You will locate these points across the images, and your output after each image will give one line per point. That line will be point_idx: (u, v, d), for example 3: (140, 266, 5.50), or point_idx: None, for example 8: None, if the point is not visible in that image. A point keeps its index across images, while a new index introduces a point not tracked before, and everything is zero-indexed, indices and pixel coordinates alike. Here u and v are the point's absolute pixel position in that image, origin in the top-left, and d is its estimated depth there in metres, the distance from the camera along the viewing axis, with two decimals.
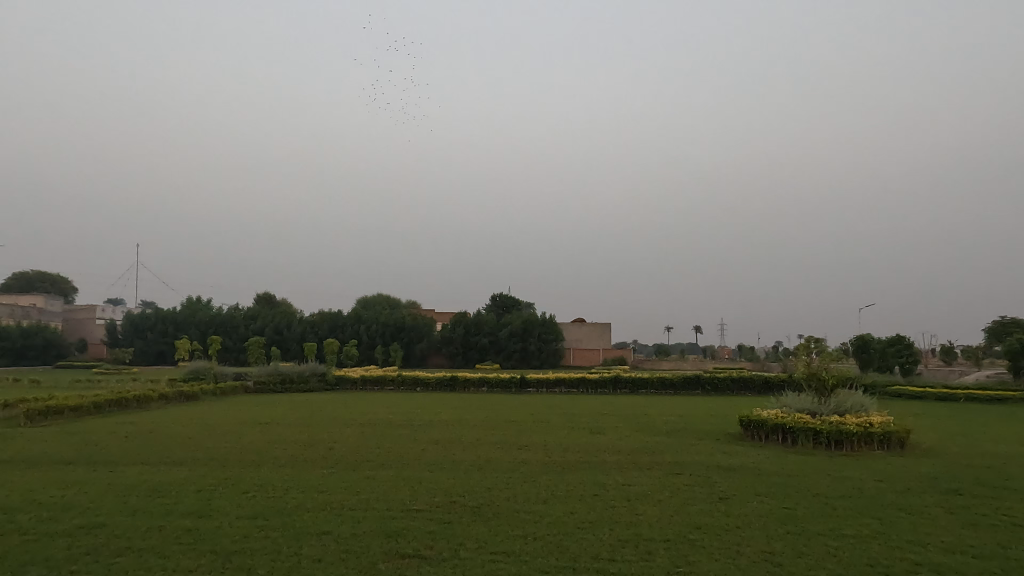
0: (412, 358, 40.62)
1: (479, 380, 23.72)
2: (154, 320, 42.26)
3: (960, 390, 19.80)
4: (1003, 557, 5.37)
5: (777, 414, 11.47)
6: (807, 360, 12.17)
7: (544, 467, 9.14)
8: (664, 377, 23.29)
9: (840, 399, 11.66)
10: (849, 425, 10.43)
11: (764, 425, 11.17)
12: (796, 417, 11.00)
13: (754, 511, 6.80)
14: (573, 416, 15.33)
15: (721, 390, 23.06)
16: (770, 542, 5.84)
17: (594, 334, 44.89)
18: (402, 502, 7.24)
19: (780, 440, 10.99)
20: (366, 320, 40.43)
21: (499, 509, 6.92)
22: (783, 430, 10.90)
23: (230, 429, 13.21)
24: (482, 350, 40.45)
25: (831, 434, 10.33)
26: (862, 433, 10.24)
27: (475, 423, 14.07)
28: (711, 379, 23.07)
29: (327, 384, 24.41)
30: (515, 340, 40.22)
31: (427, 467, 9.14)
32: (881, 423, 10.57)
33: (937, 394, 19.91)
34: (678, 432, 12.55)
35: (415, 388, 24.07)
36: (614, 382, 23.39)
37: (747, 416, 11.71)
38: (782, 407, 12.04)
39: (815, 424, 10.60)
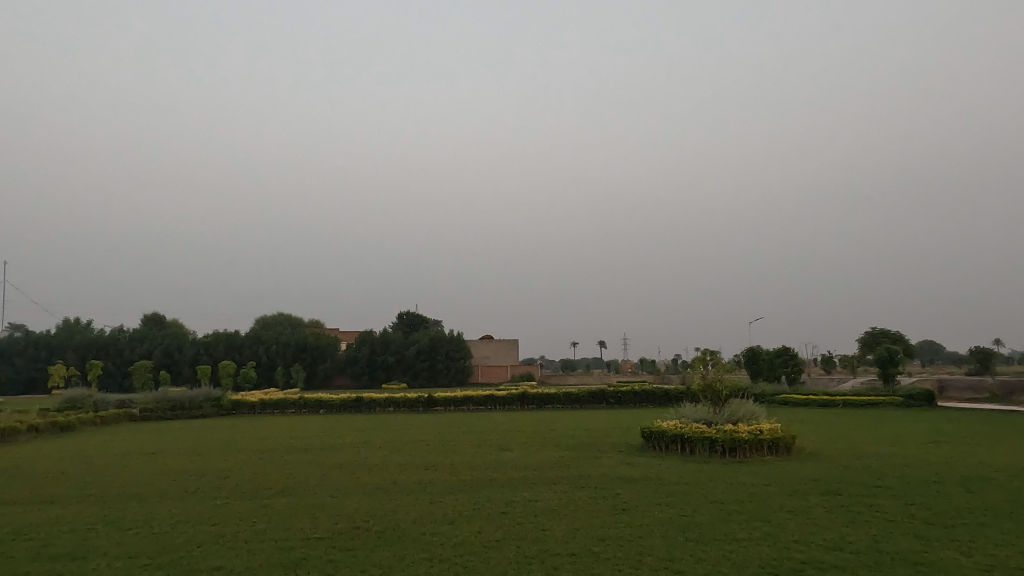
0: (315, 379, 39.24)
1: (385, 400, 23.23)
2: (24, 344, 38.65)
3: (838, 397, 21.37)
4: (876, 551, 5.80)
5: (676, 424, 11.94)
6: (703, 372, 12.75)
7: (452, 487, 9.05)
8: (570, 391, 23.71)
9: (733, 408, 12.29)
10: (741, 432, 10.99)
11: (665, 436, 11.58)
12: (694, 427, 11.47)
13: (655, 520, 7.02)
14: (482, 433, 15.30)
15: (625, 403, 23.76)
16: (670, 549, 6.04)
17: (502, 351, 45.25)
18: (302, 531, 6.93)
19: (680, 450, 11.42)
20: (265, 341, 38.69)
21: (404, 533, 6.77)
22: (682, 439, 11.34)
23: (111, 461, 12.22)
24: (388, 369, 39.72)
25: (726, 441, 10.85)
26: (754, 440, 10.82)
27: (381, 444, 13.74)
28: (615, 393, 23.73)
29: (222, 409, 23.08)
30: (423, 358, 39.83)
31: (330, 492, 8.83)
32: (770, 429, 11.22)
33: (818, 401, 21.40)
34: (583, 446, 12.80)
35: (317, 410, 23.23)
36: (521, 398, 23.57)
37: (648, 428, 12.12)
38: (681, 418, 12.55)
39: (710, 433, 11.10)
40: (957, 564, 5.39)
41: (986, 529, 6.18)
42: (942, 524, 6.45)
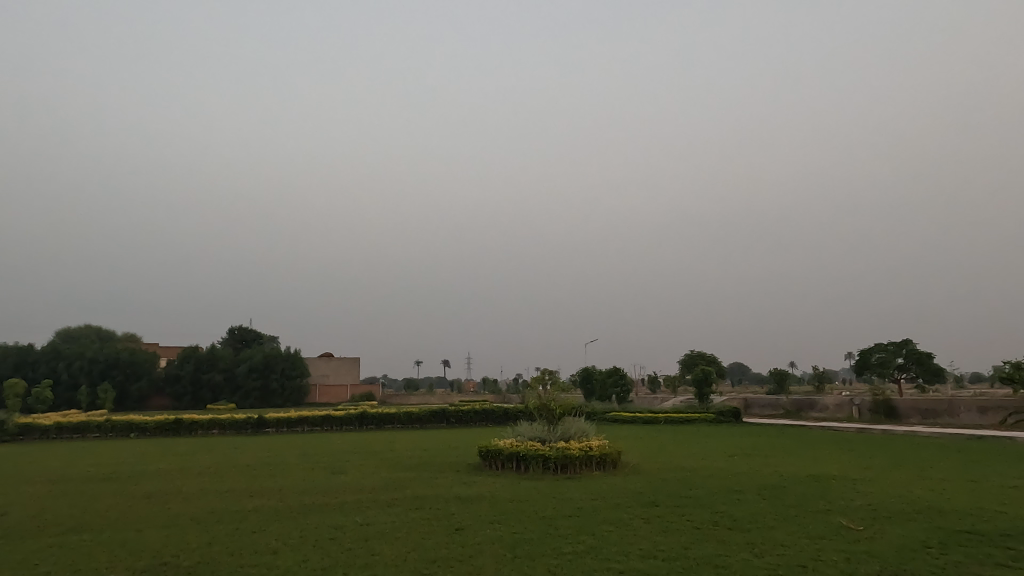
0: (127, 400, 35.32)
1: (210, 422, 21.44)
2: None
3: (661, 414, 23.06)
4: (685, 557, 6.30)
5: (512, 442, 12.21)
6: (540, 391, 13.16)
7: (279, 514, 8.51)
8: (411, 411, 23.43)
9: (566, 426, 12.82)
10: (573, 449, 11.48)
11: (501, 454, 11.81)
12: (529, 445, 11.80)
13: (486, 539, 7.10)
14: (317, 456, 14.62)
15: (465, 422, 23.91)
16: (499, 567, 6.13)
17: (342, 369, 43.77)
18: (97, 571, 6.17)
19: (515, 468, 11.68)
20: (67, 356, 34.29)
21: (219, 566, 6.27)
22: (518, 458, 11.61)
23: None
24: (215, 389, 36.77)
25: (558, 458, 11.27)
26: (584, 456, 11.35)
27: (200, 470, 12.63)
28: (455, 412, 23.80)
29: (6, 435, 20.02)
30: (255, 376, 37.39)
31: (136, 526, 7.95)
32: (599, 445, 11.83)
33: (644, 418, 22.94)
34: (421, 466, 12.68)
35: (127, 434, 20.89)
36: (360, 419, 22.87)
37: (485, 446, 12.29)
38: (517, 436, 12.87)
39: (544, 450, 11.47)
40: (750, 565, 5.99)
41: (775, 532, 6.95)
42: (740, 529, 7.16)
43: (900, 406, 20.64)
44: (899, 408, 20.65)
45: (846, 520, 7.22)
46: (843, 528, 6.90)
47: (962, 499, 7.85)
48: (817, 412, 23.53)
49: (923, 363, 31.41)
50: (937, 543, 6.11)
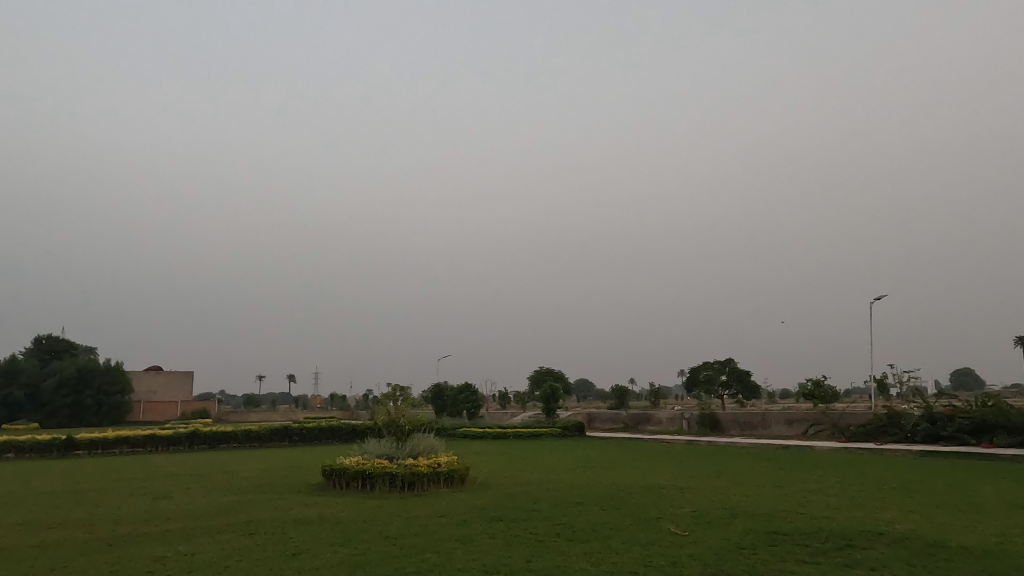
0: None
1: (5, 445, 18.71)
2: None
3: (509, 430, 23.48)
4: (526, 570, 6.44)
5: (358, 460, 11.84)
6: (389, 407, 12.89)
7: (85, 548, 7.56)
8: (250, 429, 21.97)
9: (415, 443, 12.65)
10: (420, 466, 11.35)
11: (346, 473, 11.40)
12: (376, 463, 11.50)
13: (326, 562, 6.80)
14: (137, 480, 13.24)
15: (309, 440, 22.84)
16: None
17: (173, 384, 40.19)
18: None
19: (360, 487, 11.32)
20: None
21: None
22: (363, 476, 11.28)
23: None
24: (13, 407, 32.21)
25: (405, 476, 11.08)
26: (432, 473, 11.25)
27: None
28: (299, 430, 22.67)
29: None
30: (65, 392, 33.24)
31: None
32: (447, 462, 11.80)
33: (493, 433, 23.24)
34: (258, 488, 11.90)
35: None
36: (191, 438, 21.08)
37: (330, 465, 11.80)
38: (364, 454, 12.50)
39: (391, 468, 11.23)
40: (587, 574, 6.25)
41: (611, 541, 7.30)
42: (579, 540, 7.44)
43: (723, 419, 22.64)
44: (722, 421, 22.65)
45: (674, 526, 7.75)
46: (671, 534, 7.40)
47: (770, 503, 8.74)
48: (652, 425, 25.17)
49: (743, 380, 34.79)
50: (750, 544, 6.75)
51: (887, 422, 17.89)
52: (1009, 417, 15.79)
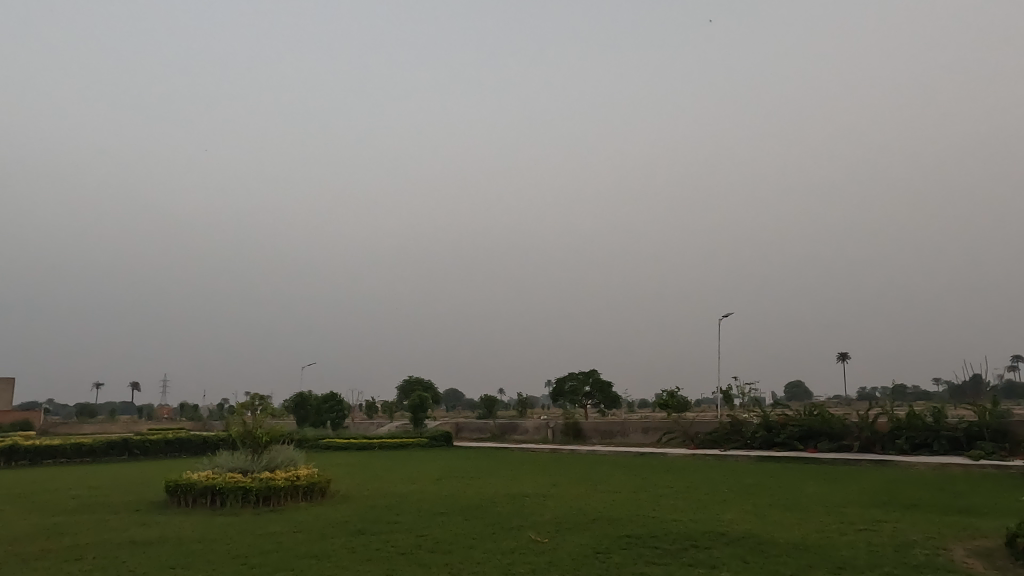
0: None
1: None
2: None
3: (375, 440, 22.94)
4: None
5: (207, 475, 11.04)
6: (245, 418, 12.14)
7: None
8: (82, 442, 19.84)
9: (272, 455, 12.00)
10: (277, 480, 10.77)
11: (193, 488, 10.59)
12: (228, 477, 10.79)
13: None
14: None
15: (152, 454, 20.99)
16: None
17: None
18: None
19: (209, 503, 10.56)
20: None
21: None
22: (212, 492, 10.53)
23: None
24: None
25: (260, 490, 10.48)
26: (290, 487, 10.72)
27: None
28: (141, 443, 20.78)
29: None
30: None
31: None
32: (307, 474, 11.29)
33: (358, 444, 22.60)
34: (89, 508, 10.75)
35: None
36: (7, 454, 18.66)
37: (174, 481, 10.91)
38: (214, 468, 11.68)
39: (244, 482, 10.58)
40: None
41: (473, 550, 7.33)
42: (441, 551, 7.39)
43: (585, 428, 23.53)
44: (584, 429, 23.52)
45: (534, 534, 7.91)
46: (532, 541, 7.54)
47: (625, 508, 9.17)
48: (519, 435, 25.63)
49: (605, 391, 36.39)
50: (605, 548, 7.03)
51: (730, 430, 19.42)
52: (831, 425, 17.70)
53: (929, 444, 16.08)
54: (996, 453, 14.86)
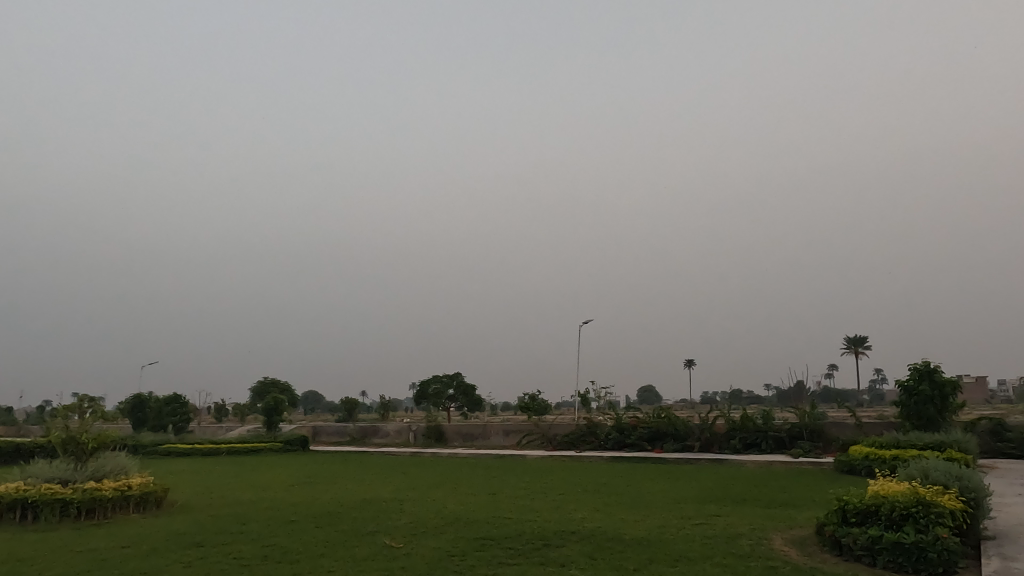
0: None
1: None
2: None
3: (222, 445, 21.48)
4: None
5: (17, 486, 9.78)
6: (67, 422, 10.89)
7: None
8: None
9: (99, 463, 10.85)
10: (104, 490, 9.77)
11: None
12: (43, 488, 9.62)
13: None
14: None
15: None
16: None
17: None
18: None
19: (18, 519, 9.36)
20: None
21: None
22: (23, 505, 9.35)
23: None
24: None
25: (82, 503, 9.45)
26: (119, 498, 9.76)
27: None
28: None
29: None
30: None
31: None
32: (141, 483, 10.32)
33: (203, 450, 21.06)
34: None
35: None
36: None
37: None
38: (27, 478, 10.37)
39: (64, 493, 9.50)
40: None
41: (323, 559, 7.06)
42: (288, 561, 7.05)
43: (447, 431, 23.51)
44: (447, 432, 23.50)
45: (389, 539, 7.76)
46: (385, 547, 7.40)
47: (481, 510, 9.26)
48: (379, 438, 25.11)
49: (468, 394, 36.63)
50: (460, 551, 7.04)
51: (586, 432, 20.25)
52: (676, 427, 18.98)
53: (758, 444, 17.70)
54: (813, 451, 16.65)
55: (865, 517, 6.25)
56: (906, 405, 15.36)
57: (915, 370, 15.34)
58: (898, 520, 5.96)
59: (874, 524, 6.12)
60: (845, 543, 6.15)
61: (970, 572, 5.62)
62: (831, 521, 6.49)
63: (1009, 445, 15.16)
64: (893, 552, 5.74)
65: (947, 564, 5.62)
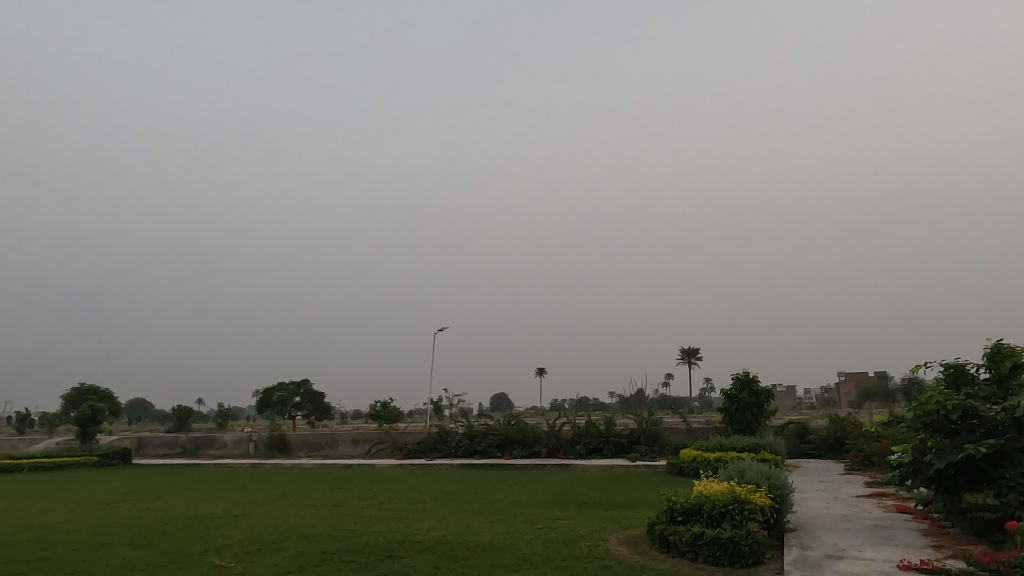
0: None
1: None
2: None
3: (23, 460, 18.91)
4: None
5: None
6: None
7: None
8: None
9: None
10: None
11: None
12: None
13: None
14: None
15: None
16: None
17: None
18: None
19: None
20: None
21: None
22: None
23: None
24: None
25: None
26: None
27: None
28: None
29: None
30: None
31: None
32: None
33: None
34: None
35: None
36: None
37: None
38: None
39: None
40: None
41: None
42: None
43: (291, 440, 22.39)
44: (290, 442, 22.39)
45: (221, 558, 7.23)
46: (215, 567, 6.88)
47: (324, 523, 8.90)
48: (214, 449, 23.37)
49: (316, 401, 35.24)
50: (298, 567, 6.71)
51: (437, 440, 20.22)
52: (525, 433, 19.48)
53: (600, 449, 18.64)
54: (649, 455, 17.82)
55: (689, 516, 6.76)
56: (729, 411, 16.91)
57: (737, 380, 16.94)
58: (717, 517, 6.51)
59: (697, 522, 6.63)
60: (672, 540, 6.61)
61: (774, 562, 6.28)
62: (661, 521, 6.96)
63: (811, 447, 17.15)
64: (712, 547, 6.25)
65: (756, 555, 6.24)
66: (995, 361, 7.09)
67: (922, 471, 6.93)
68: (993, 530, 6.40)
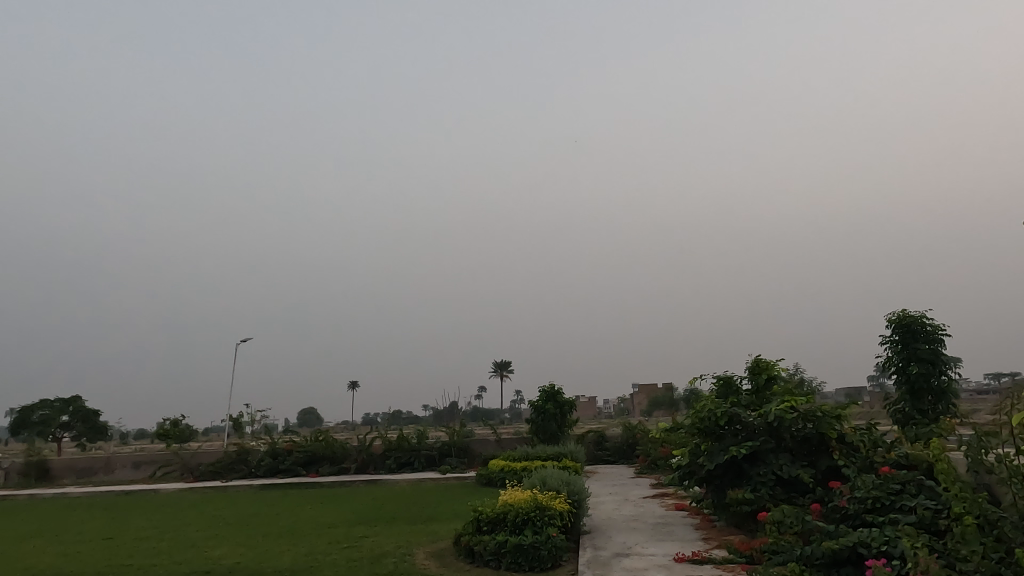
0: None
1: None
2: None
3: None
4: None
5: None
6: None
7: None
8: None
9: None
10: None
11: None
12: None
13: None
14: None
15: None
16: None
17: None
18: None
19: None
20: None
21: None
22: None
23: None
24: None
25: None
26: None
27: None
28: None
29: None
30: None
31: None
32: None
33: None
34: None
35: None
36: None
37: None
38: None
39: None
40: None
41: None
42: None
43: (55, 466, 19.41)
44: (54, 468, 19.39)
45: None
46: None
47: (91, 560, 7.82)
48: None
49: (88, 420, 30.94)
50: None
51: (234, 459, 18.74)
52: (333, 450, 18.73)
53: (411, 463, 18.51)
54: (459, 466, 18.04)
55: (495, 525, 6.94)
56: (536, 422, 17.72)
57: (544, 393, 17.84)
58: (520, 524, 6.76)
59: (502, 530, 6.83)
60: (477, 550, 6.75)
61: (569, 564, 6.64)
62: (467, 531, 7.06)
63: (607, 453, 18.52)
64: (515, 554, 6.48)
65: (554, 559, 6.56)
66: (754, 375, 8.22)
67: (695, 472, 7.79)
68: (749, 520, 7.37)
